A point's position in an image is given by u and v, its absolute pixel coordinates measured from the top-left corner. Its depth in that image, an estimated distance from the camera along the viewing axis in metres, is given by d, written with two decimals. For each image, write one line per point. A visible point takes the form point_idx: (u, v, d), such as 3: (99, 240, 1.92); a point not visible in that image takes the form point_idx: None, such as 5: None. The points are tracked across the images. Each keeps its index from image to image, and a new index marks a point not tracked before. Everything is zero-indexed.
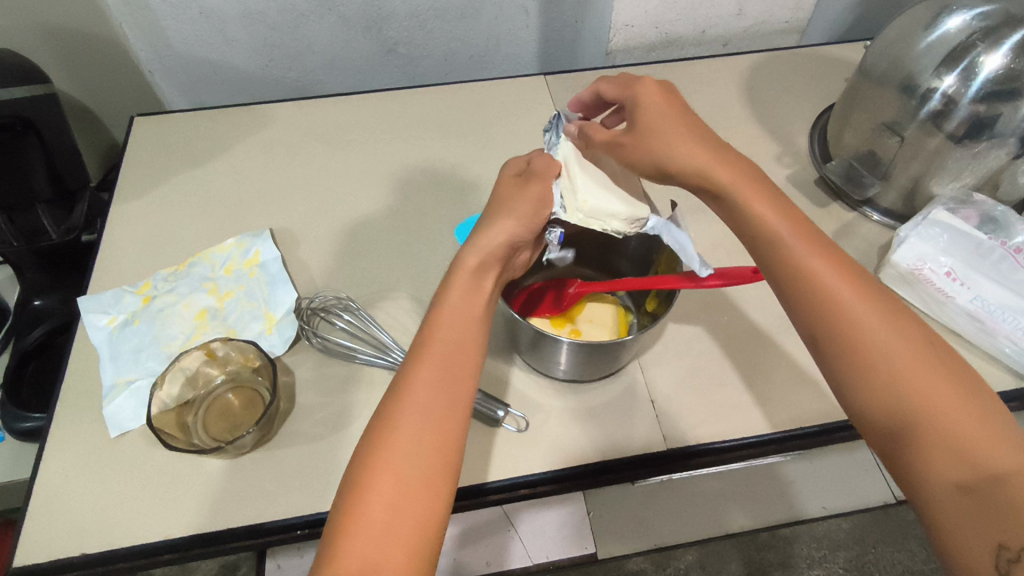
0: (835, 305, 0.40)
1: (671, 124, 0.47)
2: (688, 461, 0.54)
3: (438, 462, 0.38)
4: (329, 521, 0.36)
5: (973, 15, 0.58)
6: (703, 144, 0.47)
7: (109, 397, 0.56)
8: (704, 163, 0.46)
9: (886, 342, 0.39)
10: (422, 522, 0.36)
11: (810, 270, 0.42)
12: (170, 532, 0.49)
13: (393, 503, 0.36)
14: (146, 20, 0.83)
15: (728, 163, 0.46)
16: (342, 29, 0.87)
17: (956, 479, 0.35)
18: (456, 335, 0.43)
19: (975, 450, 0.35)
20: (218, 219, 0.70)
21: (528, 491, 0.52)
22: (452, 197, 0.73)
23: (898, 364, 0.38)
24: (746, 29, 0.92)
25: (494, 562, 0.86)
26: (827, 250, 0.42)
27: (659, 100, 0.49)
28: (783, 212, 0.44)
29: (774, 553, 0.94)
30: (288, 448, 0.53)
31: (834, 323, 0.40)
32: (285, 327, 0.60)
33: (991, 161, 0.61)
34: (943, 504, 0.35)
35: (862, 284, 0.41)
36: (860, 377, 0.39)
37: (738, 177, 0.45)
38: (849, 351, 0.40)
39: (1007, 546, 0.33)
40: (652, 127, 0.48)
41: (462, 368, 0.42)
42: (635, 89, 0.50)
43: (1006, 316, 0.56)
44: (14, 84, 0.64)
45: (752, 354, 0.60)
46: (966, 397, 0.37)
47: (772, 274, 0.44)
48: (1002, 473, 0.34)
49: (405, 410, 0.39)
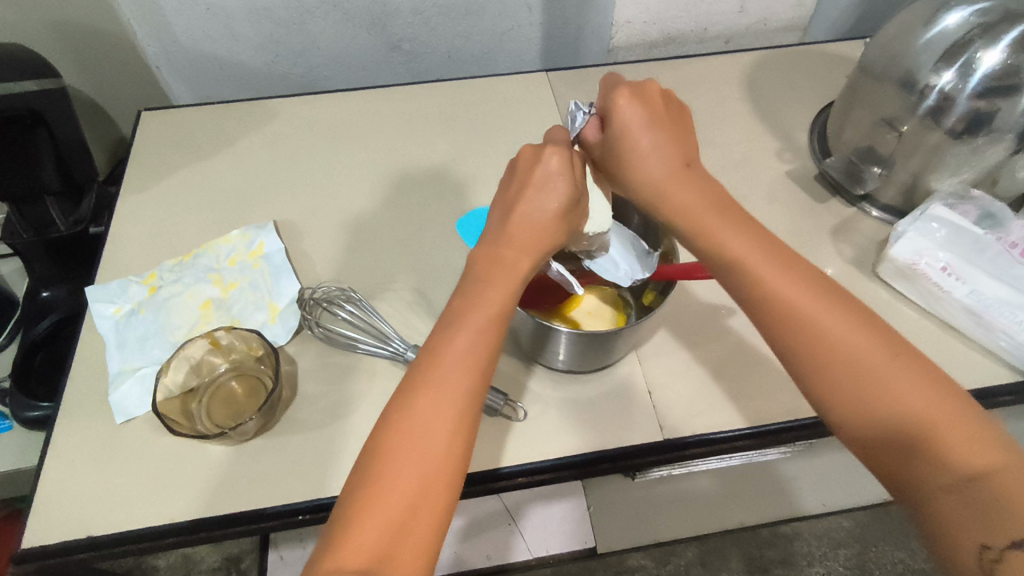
0: (812, 318, 0.40)
1: (636, 143, 0.48)
2: (686, 452, 0.54)
3: (441, 471, 0.39)
4: (327, 531, 0.37)
5: (971, 11, 0.58)
6: (664, 166, 0.48)
7: (115, 384, 0.57)
8: (658, 187, 0.48)
9: (858, 353, 0.39)
10: (434, 526, 0.38)
11: (776, 286, 0.42)
12: (176, 516, 0.50)
13: (410, 504, 0.37)
14: (153, 13, 0.84)
15: (686, 187, 0.47)
16: (347, 25, 0.88)
17: (944, 483, 0.36)
18: (448, 343, 0.42)
19: (954, 453, 0.36)
20: (223, 212, 0.71)
21: (526, 480, 0.53)
22: (453, 190, 0.74)
23: (875, 374, 0.38)
24: (747, 27, 0.92)
25: (494, 555, 0.88)
26: (791, 263, 0.43)
27: (633, 114, 0.48)
28: (749, 228, 0.45)
29: (775, 550, 0.95)
30: (291, 434, 0.54)
31: (809, 341, 0.40)
32: (289, 316, 0.61)
33: (990, 156, 0.61)
34: (936, 507, 0.36)
35: (835, 295, 0.42)
36: (837, 390, 0.39)
37: (702, 196, 0.46)
38: (824, 368, 0.40)
39: (991, 547, 0.33)
40: (622, 142, 0.48)
41: (470, 368, 0.41)
42: (614, 97, 0.48)
43: (1003, 311, 0.56)
44: (24, 78, 0.66)
45: (750, 346, 0.60)
46: (947, 399, 0.38)
47: (739, 291, 0.44)
48: (987, 472, 0.35)
49: (400, 424, 0.39)
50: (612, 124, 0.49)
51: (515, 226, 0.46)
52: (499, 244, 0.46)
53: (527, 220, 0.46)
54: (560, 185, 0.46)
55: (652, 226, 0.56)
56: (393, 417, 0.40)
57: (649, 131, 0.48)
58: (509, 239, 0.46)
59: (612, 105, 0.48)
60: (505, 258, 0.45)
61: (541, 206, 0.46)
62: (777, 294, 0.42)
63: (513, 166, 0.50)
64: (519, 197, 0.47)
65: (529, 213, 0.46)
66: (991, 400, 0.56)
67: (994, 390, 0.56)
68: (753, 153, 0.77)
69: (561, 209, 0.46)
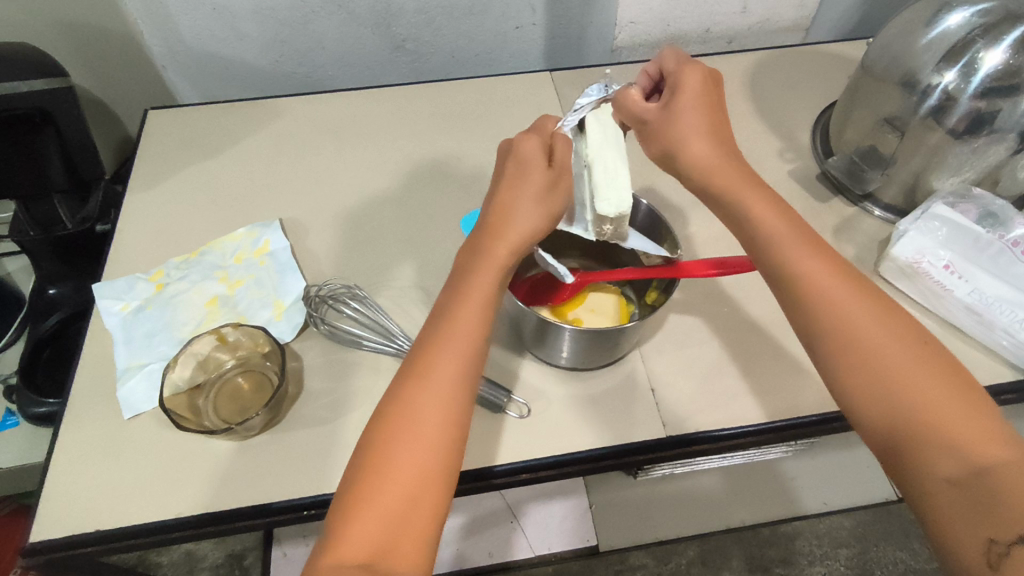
0: (838, 310, 0.42)
1: (699, 119, 0.50)
2: (688, 448, 0.55)
3: (438, 460, 0.39)
4: (330, 515, 0.38)
5: (973, 12, 0.59)
6: (717, 149, 0.49)
7: (122, 379, 0.57)
8: (708, 165, 0.49)
9: (881, 344, 0.40)
10: (431, 515, 0.38)
11: (805, 274, 0.43)
12: (181, 510, 0.50)
13: (409, 494, 0.38)
14: (161, 14, 0.85)
15: (733, 172, 0.48)
16: (352, 25, 0.89)
17: (949, 476, 0.36)
18: (452, 332, 0.43)
19: (962, 447, 0.36)
20: (229, 209, 0.72)
21: (529, 476, 0.53)
22: (457, 189, 0.74)
23: (894, 367, 0.39)
24: (750, 27, 0.93)
25: (496, 553, 0.87)
26: (825, 254, 0.44)
27: (697, 90, 0.50)
28: (788, 220, 0.46)
29: (776, 549, 0.96)
30: (295, 430, 0.54)
31: (836, 328, 0.41)
32: (294, 314, 0.61)
33: (991, 156, 0.62)
34: (940, 499, 0.36)
35: (865, 289, 0.43)
36: (855, 378, 0.40)
37: (737, 179, 0.48)
38: (846, 357, 0.41)
39: (998, 540, 0.34)
40: (685, 114, 0.50)
41: (462, 357, 0.42)
42: (685, 72, 0.51)
43: (1003, 309, 0.56)
44: (33, 77, 0.66)
45: (751, 344, 0.61)
46: (960, 395, 0.38)
47: (770, 277, 0.45)
48: (997, 468, 0.36)
49: (404, 413, 0.40)
50: (677, 97, 0.50)
51: (496, 216, 0.47)
52: (485, 235, 0.47)
53: (506, 209, 0.47)
54: (534, 171, 0.47)
55: (657, 222, 0.57)
56: (398, 404, 0.41)
57: (710, 116, 0.50)
58: (492, 231, 0.46)
59: (683, 82, 0.50)
60: (491, 247, 0.46)
61: (518, 194, 0.47)
62: (808, 282, 0.43)
63: (497, 164, 0.52)
64: (498, 187, 0.48)
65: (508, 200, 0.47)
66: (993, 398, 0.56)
67: (994, 389, 0.56)
68: (755, 153, 0.77)
69: (539, 195, 0.47)
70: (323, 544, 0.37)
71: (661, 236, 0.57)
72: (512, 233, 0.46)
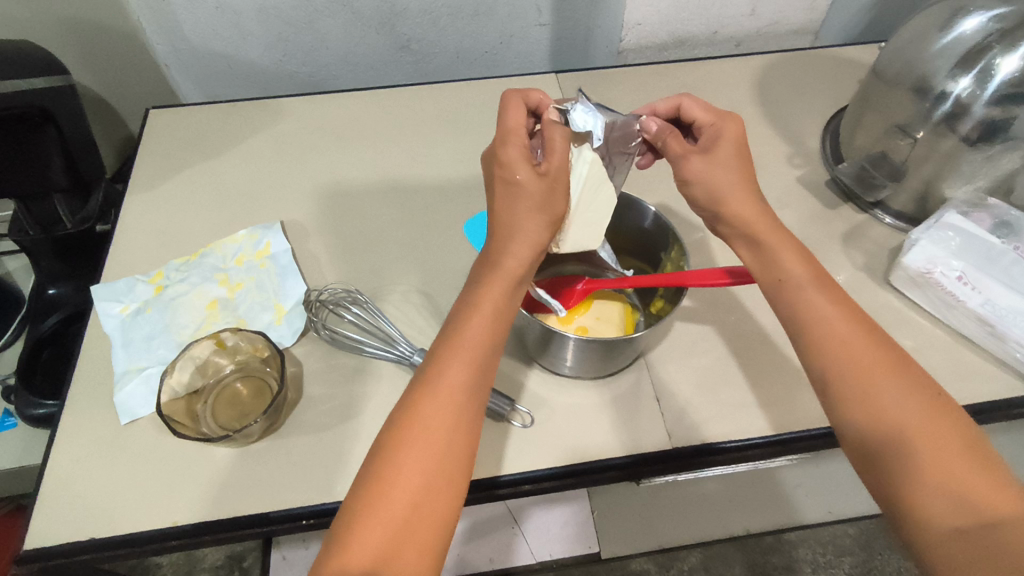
0: (857, 351, 0.43)
1: (738, 167, 0.50)
2: (696, 460, 0.53)
3: (451, 468, 0.39)
4: (338, 516, 0.37)
5: (990, 16, 0.57)
6: (759, 203, 0.50)
7: (120, 383, 0.56)
8: (750, 221, 0.49)
9: (891, 390, 0.41)
10: (437, 522, 0.37)
11: (824, 320, 0.44)
12: (178, 519, 0.49)
13: (412, 502, 0.37)
14: (162, 12, 0.84)
15: (772, 229, 0.48)
16: (356, 24, 0.88)
17: (957, 523, 0.36)
18: (475, 336, 0.42)
19: (974, 495, 0.36)
20: (231, 211, 0.71)
21: (532, 487, 0.52)
22: (460, 193, 0.73)
23: (905, 413, 0.40)
24: (759, 29, 0.91)
25: (496, 558, 0.86)
26: (846, 305, 0.45)
27: (736, 140, 0.50)
28: (816, 270, 0.47)
29: (779, 557, 0.95)
30: (293, 438, 0.53)
31: (851, 373, 0.42)
32: (295, 318, 0.60)
33: (1004, 164, 0.60)
34: (942, 544, 0.36)
35: (879, 341, 0.43)
36: (864, 420, 0.40)
37: (772, 231, 0.48)
38: (858, 398, 0.41)
39: None
40: (727, 159, 0.50)
41: (466, 360, 0.41)
42: (722, 120, 0.51)
43: (1016, 321, 0.55)
44: (35, 75, 0.65)
45: (760, 353, 0.60)
46: (971, 444, 0.39)
47: (789, 321, 0.46)
48: (1001, 521, 0.35)
49: (417, 418, 0.39)
50: (714, 147, 0.50)
51: (502, 227, 0.46)
52: (494, 248, 0.45)
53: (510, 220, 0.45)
54: (518, 175, 0.45)
55: (666, 229, 0.56)
56: (410, 408, 0.40)
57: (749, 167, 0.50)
58: (496, 247, 0.45)
59: (718, 128, 0.51)
60: (504, 257, 0.45)
61: (516, 207, 0.45)
62: (826, 328, 0.44)
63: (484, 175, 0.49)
64: (495, 201, 0.47)
65: (505, 209, 0.46)
66: (1006, 412, 0.55)
67: (1005, 401, 0.55)
68: (764, 158, 0.76)
69: (529, 204, 0.45)
70: (328, 545, 0.36)
71: (669, 245, 0.56)
72: (519, 244, 0.45)
